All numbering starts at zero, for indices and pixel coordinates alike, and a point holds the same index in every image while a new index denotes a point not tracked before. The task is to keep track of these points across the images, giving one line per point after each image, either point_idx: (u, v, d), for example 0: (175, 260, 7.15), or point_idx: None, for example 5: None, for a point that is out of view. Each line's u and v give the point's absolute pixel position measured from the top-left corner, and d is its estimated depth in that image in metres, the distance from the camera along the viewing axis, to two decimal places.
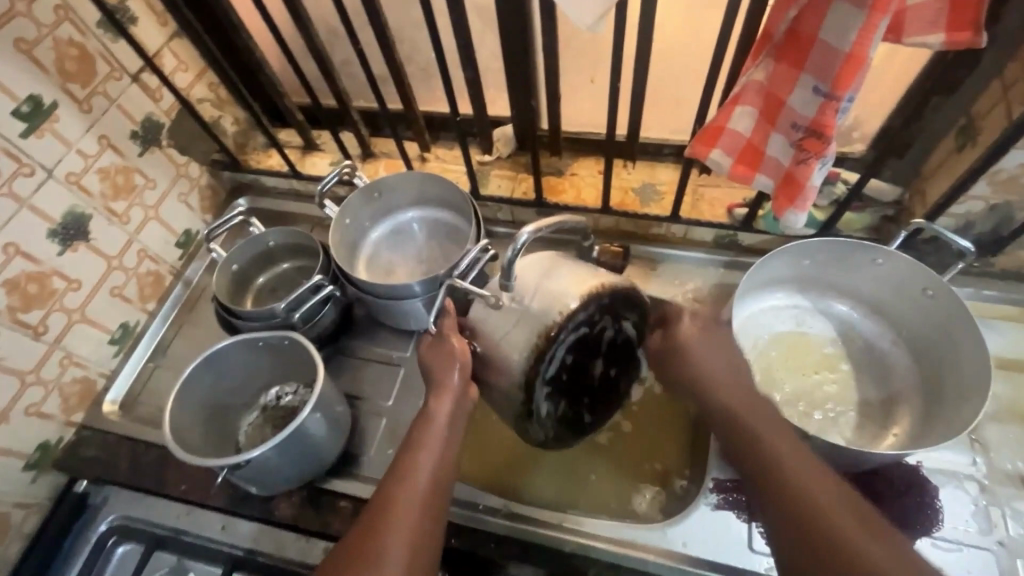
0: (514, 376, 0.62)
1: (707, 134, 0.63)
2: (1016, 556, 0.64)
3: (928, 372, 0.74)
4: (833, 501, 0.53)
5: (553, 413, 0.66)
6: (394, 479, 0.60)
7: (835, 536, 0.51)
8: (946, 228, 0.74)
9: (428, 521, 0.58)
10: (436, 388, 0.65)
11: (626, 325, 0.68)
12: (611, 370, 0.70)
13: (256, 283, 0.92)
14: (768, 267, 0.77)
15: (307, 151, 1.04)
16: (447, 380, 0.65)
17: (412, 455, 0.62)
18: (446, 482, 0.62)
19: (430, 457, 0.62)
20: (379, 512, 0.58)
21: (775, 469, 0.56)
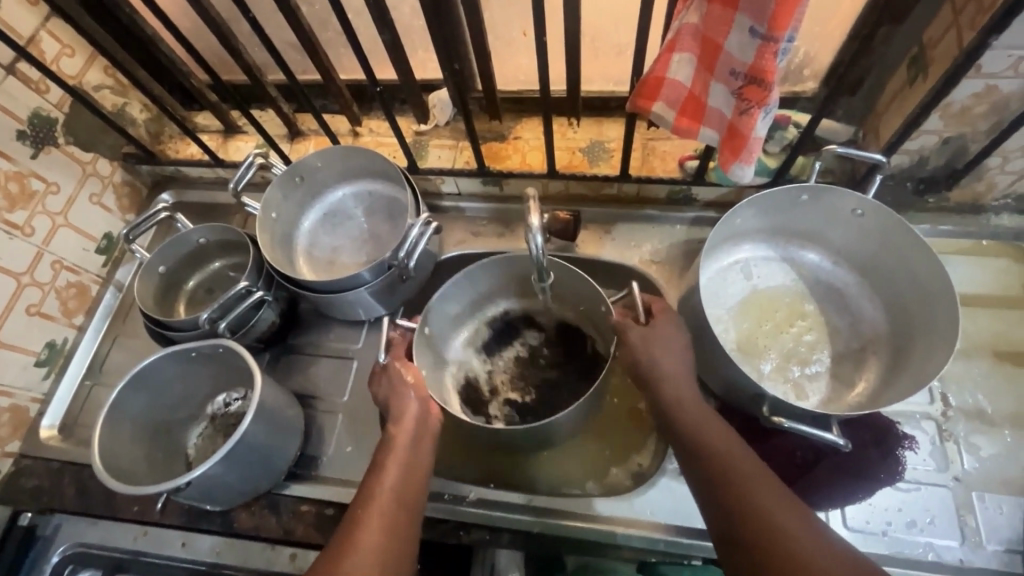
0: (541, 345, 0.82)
1: (647, 87, 0.58)
2: (971, 488, 0.66)
3: (898, 318, 0.73)
4: (737, 452, 0.57)
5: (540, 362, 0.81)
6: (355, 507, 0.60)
7: (746, 491, 0.53)
8: (900, 165, 0.72)
9: (389, 532, 0.58)
10: (395, 416, 0.66)
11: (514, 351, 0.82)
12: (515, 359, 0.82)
13: (187, 286, 0.85)
14: (732, 222, 0.74)
15: (229, 135, 0.96)
16: (403, 409, 0.66)
17: (381, 466, 0.63)
18: (413, 494, 0.62)
19: (392, 479, 0.62)
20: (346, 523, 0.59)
21: (697, 421, 0.59)
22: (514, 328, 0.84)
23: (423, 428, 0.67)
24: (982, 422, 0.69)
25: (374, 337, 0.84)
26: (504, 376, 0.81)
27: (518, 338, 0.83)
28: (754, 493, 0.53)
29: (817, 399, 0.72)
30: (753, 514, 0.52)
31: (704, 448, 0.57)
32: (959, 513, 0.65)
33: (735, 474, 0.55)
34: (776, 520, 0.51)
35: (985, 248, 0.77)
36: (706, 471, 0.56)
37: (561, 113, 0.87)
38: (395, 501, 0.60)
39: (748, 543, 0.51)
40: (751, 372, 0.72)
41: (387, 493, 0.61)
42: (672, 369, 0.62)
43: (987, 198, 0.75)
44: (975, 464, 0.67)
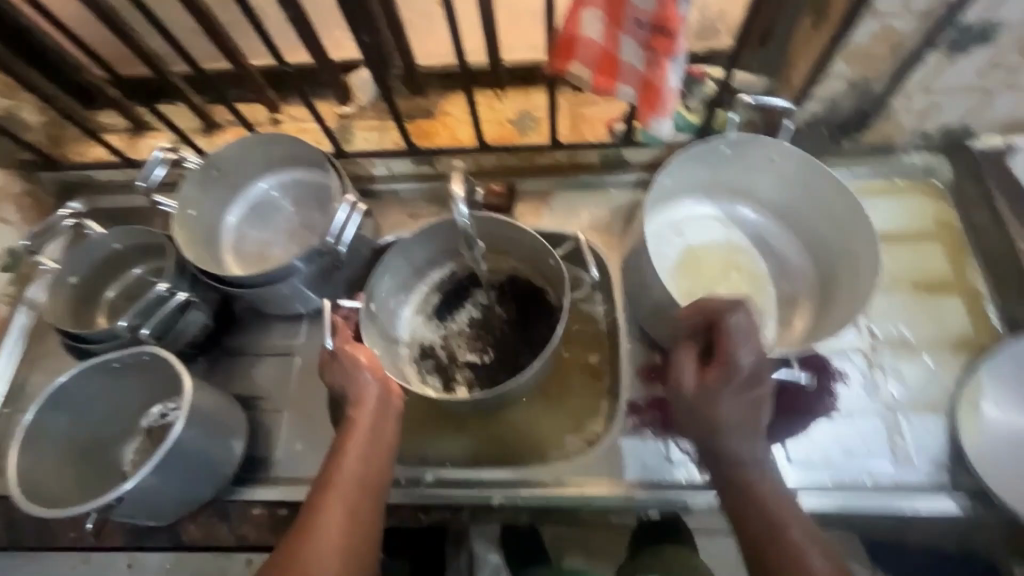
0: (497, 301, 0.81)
1: (560, 47, 0.58)
2: (899, 412, 0.70)
3: (824, 260, 0.76)
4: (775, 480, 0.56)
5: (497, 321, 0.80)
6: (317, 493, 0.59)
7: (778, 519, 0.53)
8: (814, 113, 0.74)
9: (358, 523, 0.58)
10: (353, 398, 0.64)
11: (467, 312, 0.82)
12: (472, 321, 0.81)
13: (106, 297, 0.79)
14: (663, 181, 0.75)
15: (137, 133, 0.90)
16: (362, 391, 0.64)
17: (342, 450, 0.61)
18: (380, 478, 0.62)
19: (354, 461, 0.61)
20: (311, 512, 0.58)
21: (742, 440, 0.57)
22: (465, 291, 0.82)
23: (385, 408, 0.65)
24: (906, 350, 0.73)
25: (315, 330, 0.81)
26: (460, 338, 0.80)
27: (469, 300, 0.82)
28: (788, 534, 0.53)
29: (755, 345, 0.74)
30: (784, 556, 0.52)
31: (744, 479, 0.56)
32: (891, 436, 0.69)
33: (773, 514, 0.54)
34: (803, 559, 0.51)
35: (900, 187, 0.81)
36: (738, 492, 0.56)
37: (486, 86, 0.85)
38: (359, 487, 0.60)
39: (765, 557, 0.52)
40: None
41: (350, 482, 0.60)
42: (744, 377, 0.57)
43: (897, 139, 0.79)
44: (902, 390, 0.71)
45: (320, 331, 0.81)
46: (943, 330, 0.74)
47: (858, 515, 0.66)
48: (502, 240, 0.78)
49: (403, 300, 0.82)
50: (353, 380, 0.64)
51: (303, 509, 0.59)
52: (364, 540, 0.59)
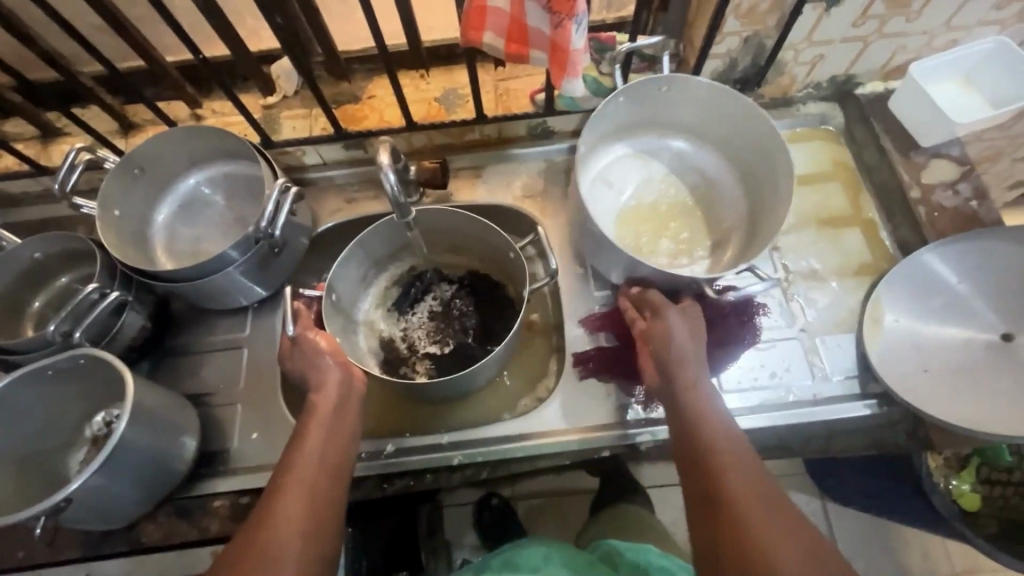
0: (453, 294, 0.85)
1: (472, 19, 0.60)
2: (815, 334, 0.77)
3: (752, 187, 0.81)
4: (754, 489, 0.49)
5: (459, 313, 0.84)
6: (275, 485, 0.57)
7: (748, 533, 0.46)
8: (716, 70, 0.80)
9: (321, 513, 0.56)
10: (315, 385, 0.65)
11: (426, 305, 0.85)
12: (433, 312, 0.85)
13: (34, 308, 0.76)
14: (600, 124, 0.78)
15: (49, 140, 0.86)
16: (323, 378, 0.65)
17: (301, 440, 0.60)
18: (341, 461, 0.61)
19: (315, 448, 0.60)
20: (267, 507, 0.55)
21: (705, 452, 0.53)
22: (424, 284, 0.86)
23: (348, 394, 0.66)
24: (817, 280, 0.80)
25: (261, 320, 0.81)
26: (424, 332, 0.84)
27: (429, 294, 0.86)
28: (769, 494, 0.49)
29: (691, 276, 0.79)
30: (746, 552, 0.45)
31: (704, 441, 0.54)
32: (809, 357, 0.76)
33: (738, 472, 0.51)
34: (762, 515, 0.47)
35: (800, 135, 0.89)
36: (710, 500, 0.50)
37: (410, 67, 0.87)
38: (321, 471, 0.59)
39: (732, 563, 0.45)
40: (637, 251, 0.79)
41: (315, 465, 0.59)
42: (682, 360, 0.61)
43: (792, 91, 0.87)
44: (816, 315, 0.78)
45: (266, 321, 0.81)
46: (847, 258, 0.81)
47: (785, 428, 0.73)
48: (453, 233, 0.82)
49: (364, 295, 0.85)
50: (324, 369, 0.65)
51: (259, 507, 0.56)
52: (327, 526, 0.56)
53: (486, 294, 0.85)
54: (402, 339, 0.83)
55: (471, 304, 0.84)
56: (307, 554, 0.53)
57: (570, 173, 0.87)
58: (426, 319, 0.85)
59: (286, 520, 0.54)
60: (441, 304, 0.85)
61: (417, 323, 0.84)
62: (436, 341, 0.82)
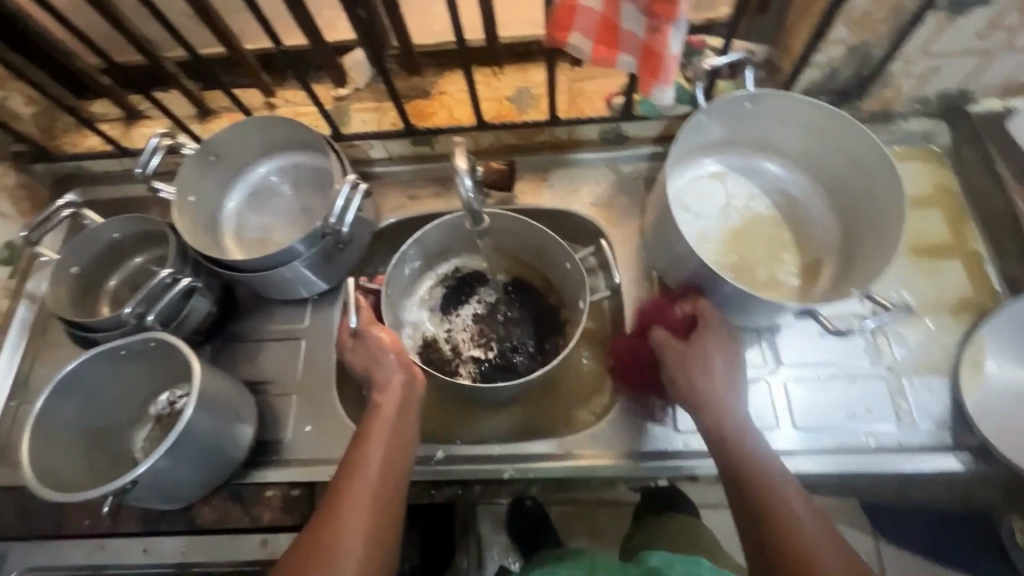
0: (500, 298, 0.83)
1: (559, 18, 0.57)
2: (902, 375, 0.71)
3: (847, 216, 0.76)
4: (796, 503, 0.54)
5: (505, 318, 0.82)
6: (342, 485, 0.58)
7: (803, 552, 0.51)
8: (813, 80, 0.74)
9: (384, 516, 0.57)
10: (381, 384, 0.64)
11: (471, 308, 0.83)
12: (478, 316, 0.83)
13: (109, 286, 0.79)
14: (693, 134, 0.74)
15: (131, 122, 0.89)
16: (387, 378, 0.64)
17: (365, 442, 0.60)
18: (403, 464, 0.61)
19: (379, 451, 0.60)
20: (334, 503, 0.57)
21: (748, 463, 0.57)
22: (470, 286, 0.84)
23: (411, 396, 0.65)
24: (909, 314, 0.73)
25: (320, 313, 0.81)
26: (468, 336, 0.82)
27: (473, 297, 0.84)
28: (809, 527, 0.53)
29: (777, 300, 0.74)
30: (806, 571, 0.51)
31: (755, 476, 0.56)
32: (894, 399, 0.70)
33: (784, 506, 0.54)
34: (812, 547, 0.52)
35: (898, 153, 0.81)
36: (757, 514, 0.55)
37: (483, 63, 0.85)
38: (384, 477, 0.59)
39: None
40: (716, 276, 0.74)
41: (378, 469, 0.59)
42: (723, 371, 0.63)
43: (895, 105, 0.79)
44: (904, 353, 0.72)
45: (325, 314, 0.81)
46: (944, 293, 0.74)
47: (861, 474, 0.67)
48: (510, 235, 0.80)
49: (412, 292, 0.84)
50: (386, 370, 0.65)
51: (325, 504, 0.58)
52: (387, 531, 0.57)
53: (535, 301, 0.82)
54: (446, 341, 0.81)
55: (519, 311, 0.82)
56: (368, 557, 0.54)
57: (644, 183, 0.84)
58: (471, 323, 0.82)
59: (353, 524, 0.55)
60: (485, 308, 0.83)
61: (460, 325, 0.82)
62: (481, 346, 0.80)
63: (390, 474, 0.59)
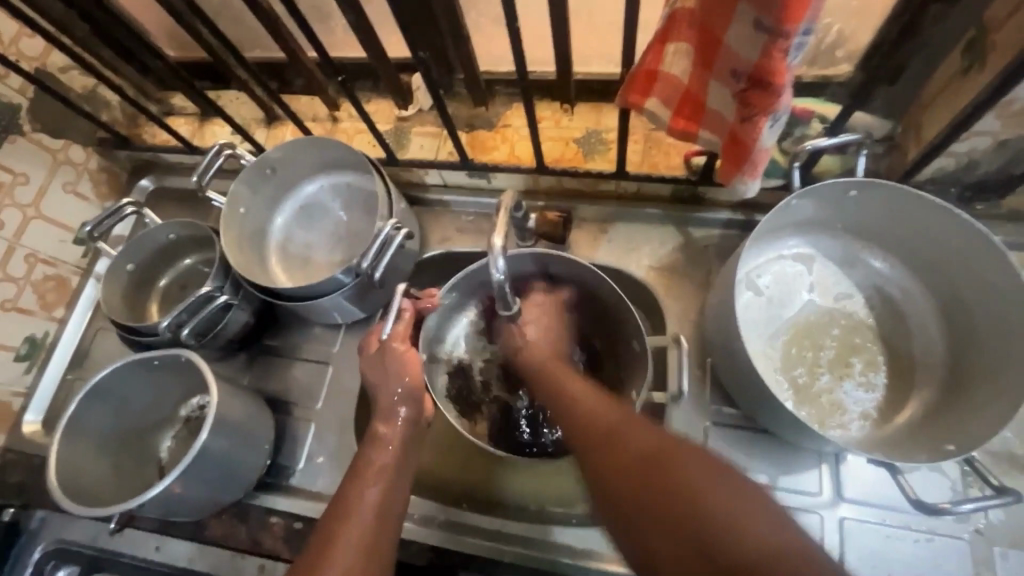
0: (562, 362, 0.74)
1: (636, 83, 0.49)
2: (992, 542, 0.59)
3: (960, 338, 0.63)
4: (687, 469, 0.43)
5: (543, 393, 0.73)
6: (331, 522, 0.52)
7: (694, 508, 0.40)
8: (943, 170, 0.61)
9: (376, 543, 0.52)
10: (381, 414, 0.59)
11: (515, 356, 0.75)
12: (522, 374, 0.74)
13: (160, 285, 0.82)
14: (782, 215, 0.64)
15: (204, 119, 0.91)
16: (392, 412, 0.59)
17: (361, 472, 0.56)
18: (400, 496, 0.56)
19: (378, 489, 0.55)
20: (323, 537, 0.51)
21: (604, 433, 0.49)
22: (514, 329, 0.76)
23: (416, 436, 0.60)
24: (1017, 469, 0.60)
25: (351, 341, 0.80)
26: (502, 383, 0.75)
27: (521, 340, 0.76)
28: (680, 460, 0.43)
29: (837, 434, 0.63)
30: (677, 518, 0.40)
31: (607, 452, 0.48)
32: (977, 570, 0.58)
33: (646, 467, 0.44)
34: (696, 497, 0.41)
35: None
36: (626, 481, 0.45)
37: (555, 98, 0.78)
38: (379, 514, 0.53)
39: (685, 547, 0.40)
40: (780, 383, 0.65)
41: (371, 507, 0.53)
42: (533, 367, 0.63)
43: None
44: (1001, 516, 0.59)
45: (355, 343, 0.79)
46: None
47: None
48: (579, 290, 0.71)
49: (461, 314, 0.76)
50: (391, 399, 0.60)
51: (313, 539, 0.52)
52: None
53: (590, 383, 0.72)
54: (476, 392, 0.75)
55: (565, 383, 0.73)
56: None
57: (720, 256, 0.74)
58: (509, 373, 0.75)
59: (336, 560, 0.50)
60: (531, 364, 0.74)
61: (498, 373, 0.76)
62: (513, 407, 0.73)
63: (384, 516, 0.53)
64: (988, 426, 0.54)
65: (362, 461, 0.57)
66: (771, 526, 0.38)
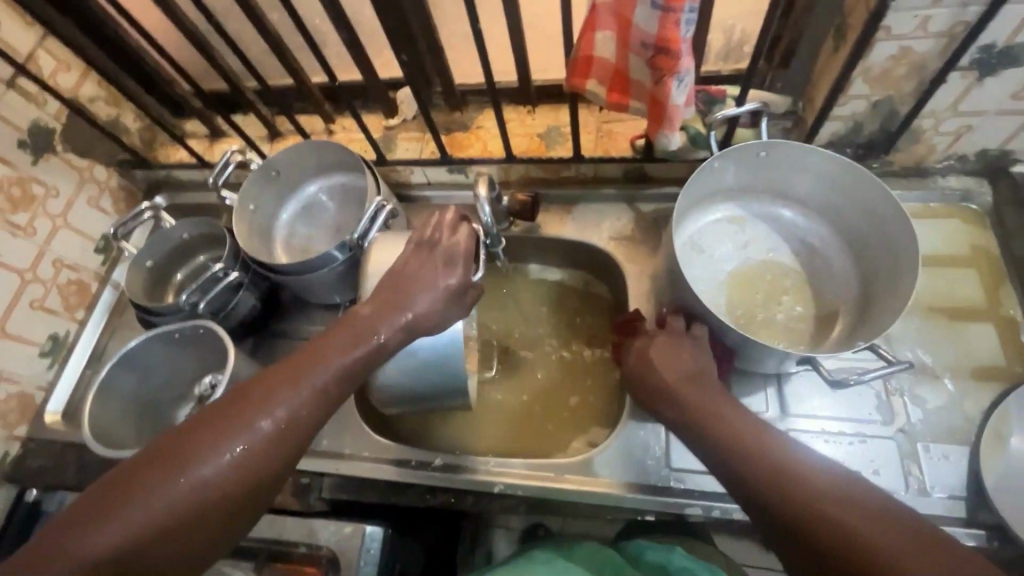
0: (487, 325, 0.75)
1: (576, 67, 0.62)
2: (915, 438, 0.68)
3: (868, 272, 0.75)
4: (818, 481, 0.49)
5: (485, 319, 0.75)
6: (247, 399, 0.55)
7: (831, 517, 0.46)
8: (837, 133, 0.74)
9: (272, 447, 0.54)
10: (347, 325, 0.62)
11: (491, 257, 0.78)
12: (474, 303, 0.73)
13: (176, 279, 0.91)
14: (711, 179, 0.76)
15: (214, 139, 1.03)
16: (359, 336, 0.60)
17: (293, 372, 0.57)
18: (315, 415, 0.57)
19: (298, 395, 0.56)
20: (230, 409, 0.55)
21: (727, 434, 0.56)
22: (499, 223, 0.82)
23: (368, 370, 0.61)
24: (928, 376, 0.70)
25: None
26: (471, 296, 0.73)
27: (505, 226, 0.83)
28: (810, 478, 0.49)
29: None
30: (825, 529, 0.46)
31: (740, 462, 0.53)
32: (905, 462, 0.67)
33: (755, 463, 0.52)
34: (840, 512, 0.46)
35: (929, 210, 0.79)
36: (763, 482, 0.51)
37: (519, 102, 0.92)
38: (287, 424, 0.55)
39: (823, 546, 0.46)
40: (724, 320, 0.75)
41: (285, 413, 0.55)
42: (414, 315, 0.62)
43: (929, 161, 0.77)
44: (919, 415, 0.69)
45: None
46: (966, 357, 0.71)
47: None
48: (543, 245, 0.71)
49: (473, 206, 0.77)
50: (373, 318, 0.62)
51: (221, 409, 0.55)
52: (248, 478, 0.52)
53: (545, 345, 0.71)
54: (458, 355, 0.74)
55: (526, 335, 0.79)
56: (210, 486, 0.50)
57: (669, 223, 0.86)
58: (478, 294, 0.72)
59: (226, 439, 0.52)
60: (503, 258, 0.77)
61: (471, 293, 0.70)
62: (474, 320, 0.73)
63: (288, 432, 0.55)
64: (883, 327, 0.65)
65: (296, 367, 0.58)
66: (879, 513, 0.46)
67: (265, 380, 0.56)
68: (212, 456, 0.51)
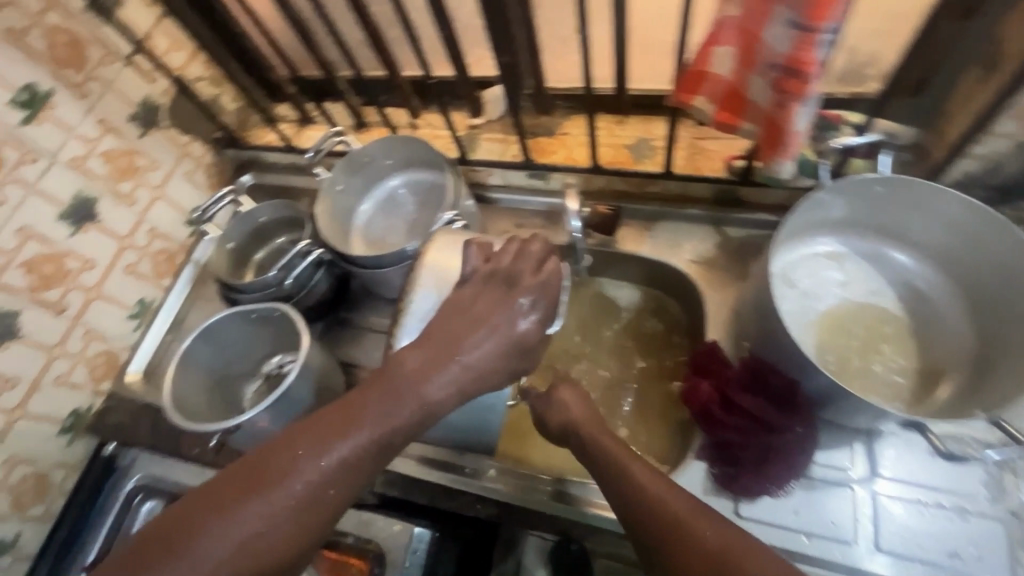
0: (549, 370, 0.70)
1: (688, 81, 0.59)
2: None
3: (987, 330, 0.67)
4: None
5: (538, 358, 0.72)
6: (257, 476, 0.50)
7: None
8: (968, 172, 0.67)
9: (287, 528, 0.49)
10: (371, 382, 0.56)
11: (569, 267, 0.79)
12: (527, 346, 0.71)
13: (255, 259, 0.94)
14: (817, 210, 0.70)
15: (303, 125, 1.06)
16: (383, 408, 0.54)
17: (307, 445, 0.52)
18: (332, 495, 0.52)
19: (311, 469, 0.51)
20: (239, 486, 0.50)
21: None
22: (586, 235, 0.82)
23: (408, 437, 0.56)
24: None
25: None
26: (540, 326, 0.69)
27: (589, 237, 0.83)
28: None
29: None
30: None
31: None
32: (1013, 550, 0.60)
33: None
34: None
35: None
36: None
37: (610, 112, 0.89)
38: (304, 503, 0.50)
39: None
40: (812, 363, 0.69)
41: (295, 492, 0.50)
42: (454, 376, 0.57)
43: None
44: None
45: None
46: None
47: None
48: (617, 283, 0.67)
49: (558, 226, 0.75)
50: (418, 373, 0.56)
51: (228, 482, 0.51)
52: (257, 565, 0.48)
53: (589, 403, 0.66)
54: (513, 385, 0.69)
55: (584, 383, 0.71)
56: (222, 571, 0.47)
57: (758, 252, 0.80)
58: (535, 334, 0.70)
59: (233, 523, 0.48)
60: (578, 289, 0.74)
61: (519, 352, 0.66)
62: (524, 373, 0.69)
63: (307, 507, 0.50)
64: (1004, 397, 0.58)
65: (315, 433, 0.53)
66: None
67: (282, 450, 0.51)
68: (223, 540, 0.47)
